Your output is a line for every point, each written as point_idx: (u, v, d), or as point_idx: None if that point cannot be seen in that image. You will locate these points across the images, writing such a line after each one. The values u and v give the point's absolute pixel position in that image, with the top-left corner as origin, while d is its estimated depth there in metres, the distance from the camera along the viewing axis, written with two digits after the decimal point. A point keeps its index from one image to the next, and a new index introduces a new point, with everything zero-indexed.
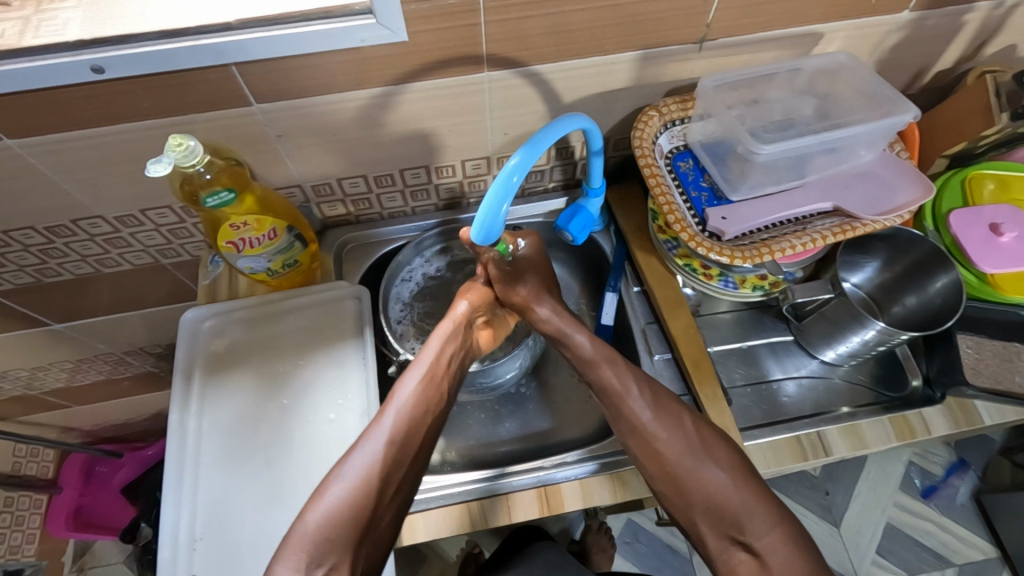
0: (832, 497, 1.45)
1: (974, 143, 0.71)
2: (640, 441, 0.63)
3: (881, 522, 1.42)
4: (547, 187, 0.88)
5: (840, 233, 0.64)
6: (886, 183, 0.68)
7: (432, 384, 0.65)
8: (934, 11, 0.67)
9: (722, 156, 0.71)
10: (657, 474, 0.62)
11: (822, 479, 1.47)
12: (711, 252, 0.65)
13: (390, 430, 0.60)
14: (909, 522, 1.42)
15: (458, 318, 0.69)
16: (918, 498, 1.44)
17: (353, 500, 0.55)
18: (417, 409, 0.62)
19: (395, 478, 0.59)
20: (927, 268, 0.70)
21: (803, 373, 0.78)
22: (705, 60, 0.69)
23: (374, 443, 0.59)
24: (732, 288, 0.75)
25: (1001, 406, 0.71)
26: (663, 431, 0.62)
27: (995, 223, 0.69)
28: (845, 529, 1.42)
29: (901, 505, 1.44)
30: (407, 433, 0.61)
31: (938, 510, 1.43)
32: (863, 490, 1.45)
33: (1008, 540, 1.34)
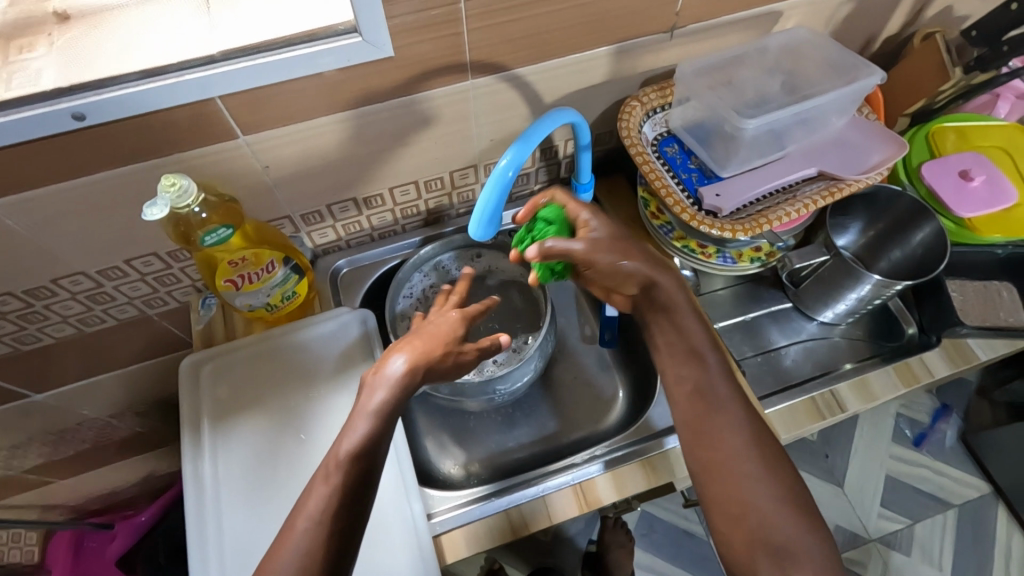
0: (832, 459, 1.52)
1: (933, 98, 0.75)
2: (711, 454, 0.53)
3: (880, 474, 1.50)
4: (533, 189, 0.88)
5: (828, 196, 0.67)
6: (860, 145, 0.71)
7: (357, 470, 0.54)
8: None
9: (706, 136, 0.74)
10: (714, 494, 0.52)
11: (821, 444, 1.54)
12: (711, 228, 0.67)
13: (322, 515, 0.51)
14: (906, 471, 1.50)
15: (397, 378, 0.58)
16: (911, 447, 1.53)
17: None
18: (351, 491, 0.53)
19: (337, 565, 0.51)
20: (909, 222, 0.73)
21: (804, 337, 0.81)
22: (677, 47, 0.71)
23: (307, 529, 0.51)
24: (731, 263, 0.76)
25: (991, 341, 0.75)
26: (733, 442, 0.53)
27: (964, 169, 0.72)
28: (849, 488, 1.49)
29: (897, 455, 1.52)
30: (344, 519, 0.52)
31: (931, 455, 1.52)
32: (859, 449, 1.53)
33: (1000, 474, 1.45)
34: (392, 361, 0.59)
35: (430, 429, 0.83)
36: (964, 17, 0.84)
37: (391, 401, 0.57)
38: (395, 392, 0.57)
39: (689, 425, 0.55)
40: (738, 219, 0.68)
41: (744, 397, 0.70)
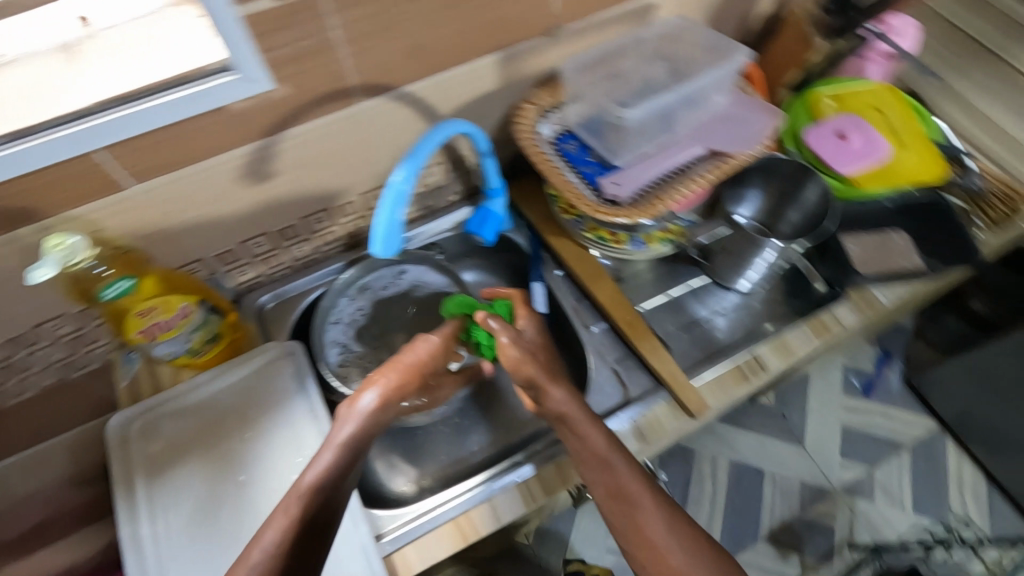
0: (791, 419, 1.60)
1: (806, 65, 0.80)
2: (635, 536, 0.60)
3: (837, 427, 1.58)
4: (450, 201, 0.89)
5: (718, 170, 0.71)
6: (742, 117, 0.75)
7: (316, 505, 0.56)
8: None
9: (600, 129, 0.75)
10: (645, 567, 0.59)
11: (779, 407, 1.61)
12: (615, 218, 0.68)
13: (276, 548, 0.53)
14: (860, 421, 1.58)
15: (368, 412, 0.62)
16: (863, 397, 1.61)
17: None
18: (305, 526, 0.55)
19: None
20: (798, 180, 0.78)
21: (724, 306, 0.84)
22: (561, 47, 0.74)
23: (259, 559, 0.52)
24: (642, 246, 0.79)
25: (893, 286, 0.80)
26: (652, 519, 0.60)
27: (841, 131, 0.78)
28: (810, 446, 1.56)
29: (851, 407, 1.60)
30: (299, 549, 0.54)
31: (881, 402, 1.60)
32: (815, 407, 1.61)
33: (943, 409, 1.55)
34: (366, 398, 0.63)
35: (378, 453, 0.82)
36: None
37: (356, 437, 0.61)
38: (363, 428, 0.62)
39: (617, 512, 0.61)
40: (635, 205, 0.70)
41: (671, 372, 0.74)
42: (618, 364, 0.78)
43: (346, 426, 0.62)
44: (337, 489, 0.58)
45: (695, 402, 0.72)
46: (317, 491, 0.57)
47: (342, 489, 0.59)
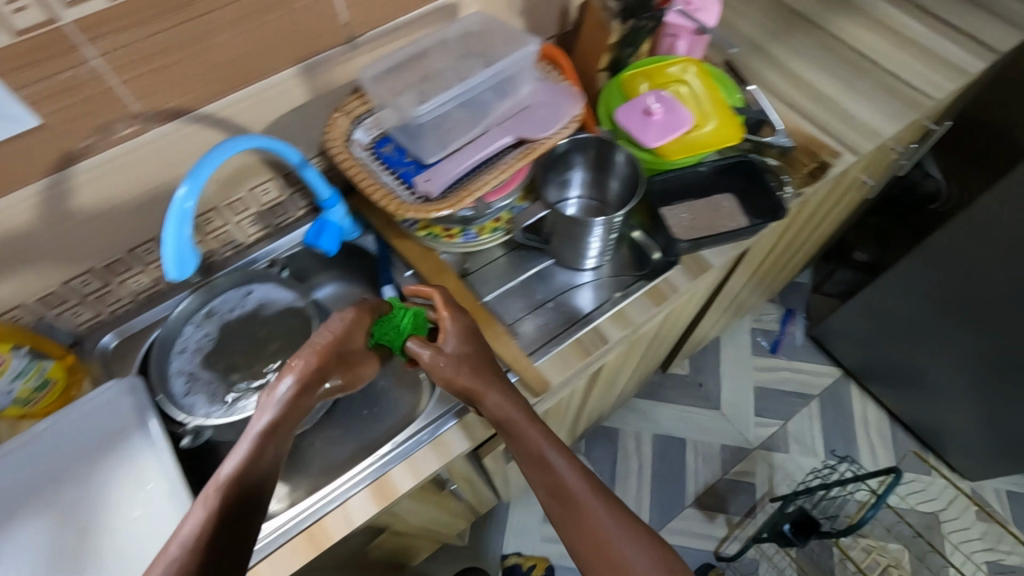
0: (706, 385, 1.80)
1: (613, 50, 0.84)
2: (579, 523, 0.61)
3: (750, 386, 1.79)
4: (299, 215, 0.91)
5: (525, 156, 0.74)
6: (548, 104, 0.78)
7: (239, 492, 0.52)
8: None
9: (411, 128, 0.75)
10: (591, 559, 0.60)
11: (695, 375, 1.81)
12: (421, 215, 0.69)
13: (195, 538, 0.49)
14: (768, 377, 1.81)
15: (287, 397, 0.59)
16: (770, 354, 1.85)
17: None
18: (226, 514, 0.51)
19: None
20: (608, 151, 0.80)
21: (570, 286, 0.88)
22: (367, 54, 0.76)
23: (178, 550, 0.48)
24: (474, 238, 0.80)
25: (722, 248, 0.85)
26: (599, 509, 0.61)
27: (646, 106, 0.80)
28: (726, 407, 1.76)
29: (760, 366, 1.83)
30: (219, 538, 0.49)
31: (787, 357, 1.84)
32: (727, 372, 1.82)
33: (844, 356, 1.77)
34: (285, 382, 0.60)
35: None
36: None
37: (278, 420, 0.58)
38: (286, 411, 0.59)
39: (560, 505, 0.62)
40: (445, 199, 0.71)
41: (514, 355, 0.76)
42: None
43: (264, 410, 0.59)
44: (260, 487, 0.54)
45: (538, 380, 0.75)
46: (238, 479, 0.53)
47: (265, 477, 0.55)
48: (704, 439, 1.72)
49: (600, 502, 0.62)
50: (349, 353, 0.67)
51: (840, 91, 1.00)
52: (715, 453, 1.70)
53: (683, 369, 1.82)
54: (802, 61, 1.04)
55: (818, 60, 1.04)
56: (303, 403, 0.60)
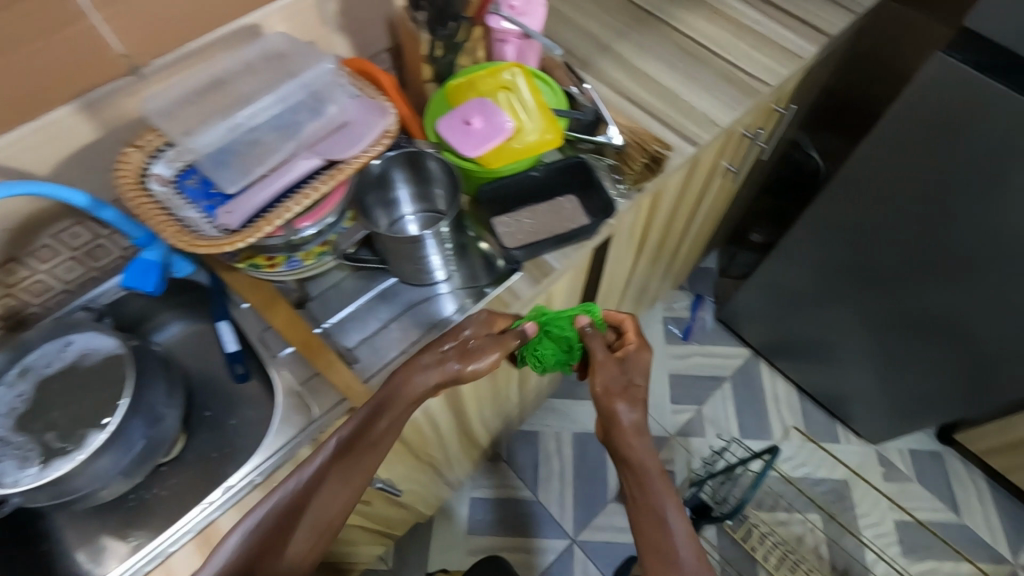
0: None
1: (431, 58, 0.83)
2: (646, 511, 0.70)
3: (664, 375, 1.82)
4: (126, 253, 0.85)
5: (332, 179, 0.70)
6: (360, 122, 0.75)
7: (364, 418, 0.69)
8: None
9: (210, 157, 0.71)
10: (646, 534, 0.69)
11: None
12: (215, 249, 0.65)
13: (347, 434, 0.69)
14: (682, 364, 1.83)
15: (461, 341, 0.72)
16: (682, 341, 1.87)
17: (264, 523, 0.65)
18: (378, 426, 0.68)
19: (281, 543, 0.64)
20: (419, 158, 0.80)
21: (413, 303, 0.85)
22: (162, 83, 0.74)
23: (323, 458, 0.67)
24: (300, 265, 0.77)
25: (563, 250, 0.85)
26: (658, 495, 0.70)
27: (465, 116, 0.80)
28: (643, 398, 1.78)
29: (673, 353, 1.85)
30: (349, 455, 0.68)
31: (699, 342, 1.88)
32: None
33: (752, 337, 1.80)
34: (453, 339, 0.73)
35: (81, 538, 0.78)
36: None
37: (472, 347, 0.72)
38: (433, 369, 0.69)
39: (639, 480, 0.72)
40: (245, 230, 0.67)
41: (348, 382, 0.75)
42: (304, 386, 0.77)
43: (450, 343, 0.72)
44: (328, 481, 0.67)
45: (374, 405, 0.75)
46: (353, 421, 0.69)
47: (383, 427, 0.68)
48: (622, 432, 1.74)
49: (672, 504, 0.70)
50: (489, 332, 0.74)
51: (678, 83, 1.02)
52: None
53: None
54: (642, 56, 1.06)
55: (658, 54, 1.06)
56: (467, 358, 0.71)
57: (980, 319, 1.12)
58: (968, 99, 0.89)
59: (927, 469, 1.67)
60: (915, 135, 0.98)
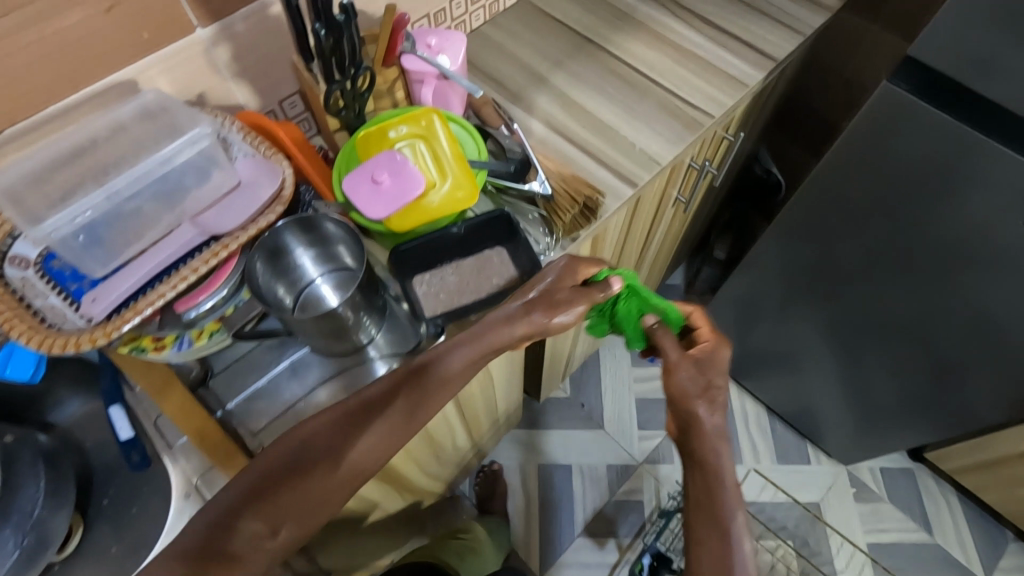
0: (588, 405, 1.75)
1: (336, 110, 0.76)
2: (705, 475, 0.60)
3: (631, 399, 1.76)
4: None
5: (213, 257, 0.64)
6: (249, 188, 0.70)
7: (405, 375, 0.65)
8: (223, 22, 0.72)
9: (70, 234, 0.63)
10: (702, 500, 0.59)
11: (576, 395, 1.77)
12: (73, 349, 0.59)
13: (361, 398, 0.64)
14: (649, 387, 1.78)
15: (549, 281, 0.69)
16: (648, 363, 1.81)
17: (275, 456, 0.61)
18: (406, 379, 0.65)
19: (313, 471, 0.61)
20: (314, 223, 0.70)
21: (324, 376, 0.77)
22: (24, 149, 0.66)
23: (340, 412, 0.63)
24: (189, 347, 0.68)
25: (494, 311, 0.78)
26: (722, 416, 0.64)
27: (373, 173, 0.73)
28: (609, 425, 1.72)
29: (639, 376, 1.79)
30: (372, 410, 0.64)
31: None
32: (608, 387, 1.78)
33: None
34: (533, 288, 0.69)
35: None
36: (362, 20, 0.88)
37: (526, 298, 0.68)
38: (540, 300, 0.67)
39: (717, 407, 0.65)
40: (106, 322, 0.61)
41: None
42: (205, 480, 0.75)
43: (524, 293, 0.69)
44: (385, 423, 0.64)
45: None
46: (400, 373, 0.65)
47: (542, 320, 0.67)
48: (588, 462, 1.68)
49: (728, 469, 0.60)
50: (570, 290, 0.69)
51: (618, 119, 0.96)
52: (601, 474, 1.66)
53: (564, 391, 1.77)
54: (580, 89, 1.00)
55: (598, 86, 1.00)
56: (553, 295, 0.68)
57: (946, 344, 1.07)
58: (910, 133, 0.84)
59: (899, 485, 1.64)
60: (866, 167, 0.92)
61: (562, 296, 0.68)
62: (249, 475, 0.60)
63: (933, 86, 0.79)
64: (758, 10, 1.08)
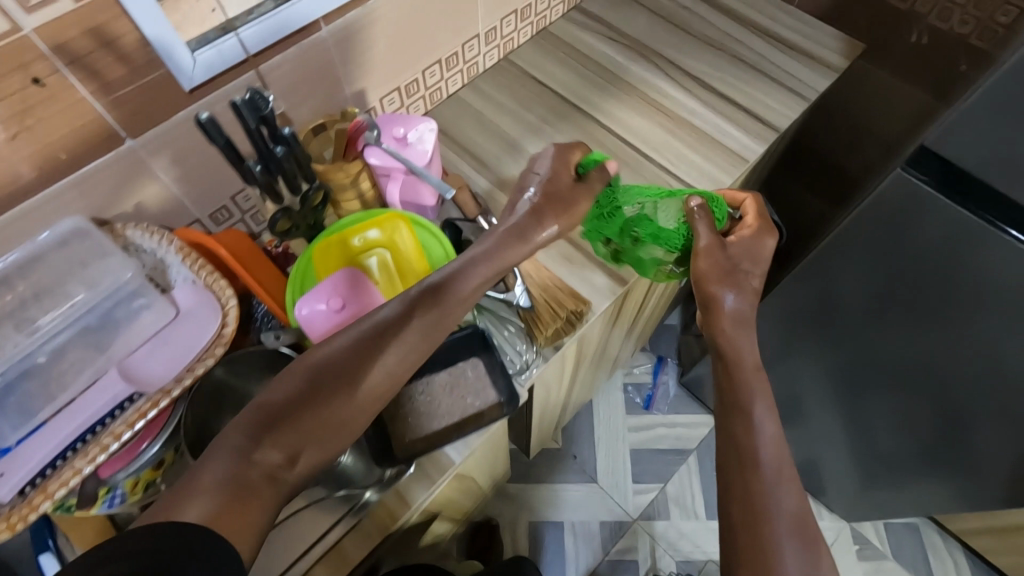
0: (582, 457, 1.68)
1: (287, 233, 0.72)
2: None
3: (626, 451, 1.69)
4: None
5: (138, 418, 0.55)
6: (184, 326, 0.62)
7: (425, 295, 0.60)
8: (157, 131, 0.63)
9: None
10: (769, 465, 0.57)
11: (569, 447, 1.70)
12: None
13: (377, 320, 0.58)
14: (644, 437, 1.71)
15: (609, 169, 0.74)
16: (643, 411, 1.75)
17: (353, 344, 0.57)
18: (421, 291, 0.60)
19: (330, 396, 0.54)
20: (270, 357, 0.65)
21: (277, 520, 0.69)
22: None
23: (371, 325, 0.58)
24: (121, 501, 0.59)
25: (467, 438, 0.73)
26: None
27: (332, 299, 0.65)
28: (603, 479, 1.66)
29: (635, 425, 1.73)
30: (386, 331, 0.57)
31: (662, 411, 1.75)
32: (602, 437, 1.71)
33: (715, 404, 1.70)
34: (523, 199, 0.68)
35: None
36: (322, 105, 0.79)
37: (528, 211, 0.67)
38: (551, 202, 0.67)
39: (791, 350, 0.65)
40: (12, 505, 0.53)
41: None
42: None
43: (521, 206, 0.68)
44: (415, 326, 0.58)
45: None
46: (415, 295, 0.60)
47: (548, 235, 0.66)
48: (581, 520, 1.61)
49: None
50: (573, 189, 0.69)
51: None
52: (595, 533, 1.59)
53: (557, 443, 1.70)
54: None
55: None
56: (552, 207, 0.66)
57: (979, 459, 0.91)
58: (931, 231, 0.70)
59: (903, 545, 1.56)
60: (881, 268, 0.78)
61: (583, 201, 0.69)
62: (251, 422, 0.51)
63: (956, 180, 0.65)
64: (756, 72, 1.01)
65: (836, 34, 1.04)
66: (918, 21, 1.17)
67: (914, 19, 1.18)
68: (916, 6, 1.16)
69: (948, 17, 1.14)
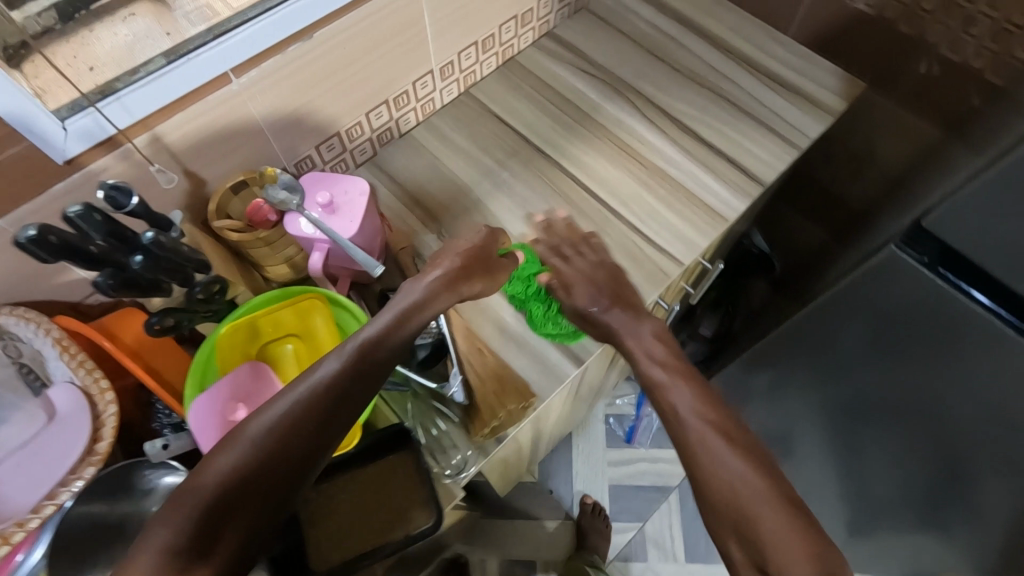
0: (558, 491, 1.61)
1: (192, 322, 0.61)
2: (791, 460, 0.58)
3: (605, 487, 1.62)
4: None
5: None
6: (58, 441, 0.56)
7: (372, 355, 0.54)
8: (33, 208, 0.55)
9: None
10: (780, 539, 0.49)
11: (545, 480, 1.63)
12: None
13: (326, 378, 0.52)
14: (625, 472, 1.64)
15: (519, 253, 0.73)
16: (625, 444, 1.66)
17: (301, 402, 0.50)
18: (373, 338, 0.55)
19: (276, 465, 0.48)
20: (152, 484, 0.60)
21: None
22: None
23: (313, 388, 0.51)
24: None
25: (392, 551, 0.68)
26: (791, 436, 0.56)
27: (232, 400, 0.60)
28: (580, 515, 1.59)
29: (615, 459, 1.65)
30: (336, 390, 0.52)
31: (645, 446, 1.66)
32: (581, 470, 1.64)
33: None
34: (443, 257, 0.64)
35: None
36: (243, 159, 0.71)
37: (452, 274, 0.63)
38: (466, 267, 0.64)
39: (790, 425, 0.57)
40: None
41: None
42: None
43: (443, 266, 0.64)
44: (358, 382, 0.53)
45: None
46: (362, 354, 0.54)
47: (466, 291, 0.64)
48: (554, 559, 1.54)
49: None
50: (484, 259, 0.67)
51: None
52: None
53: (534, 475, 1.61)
54: (524, 222, 0.83)
55: (546, 218, 0.83)
56: (469, 271, 0.64)
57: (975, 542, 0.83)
58: (931, 317, 0.64)
59: None
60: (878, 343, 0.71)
61: (487, 271, 0.66)
62: (192, 512, 0.45)
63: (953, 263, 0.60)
64: (742, 113, 0.91)
65: (832, 70, 0.94)
66: (926, 50, 1.03)
67: (923, 49, 1.04)
68: (925, 34, 1.02)
69: (961, 49, 0.99)
